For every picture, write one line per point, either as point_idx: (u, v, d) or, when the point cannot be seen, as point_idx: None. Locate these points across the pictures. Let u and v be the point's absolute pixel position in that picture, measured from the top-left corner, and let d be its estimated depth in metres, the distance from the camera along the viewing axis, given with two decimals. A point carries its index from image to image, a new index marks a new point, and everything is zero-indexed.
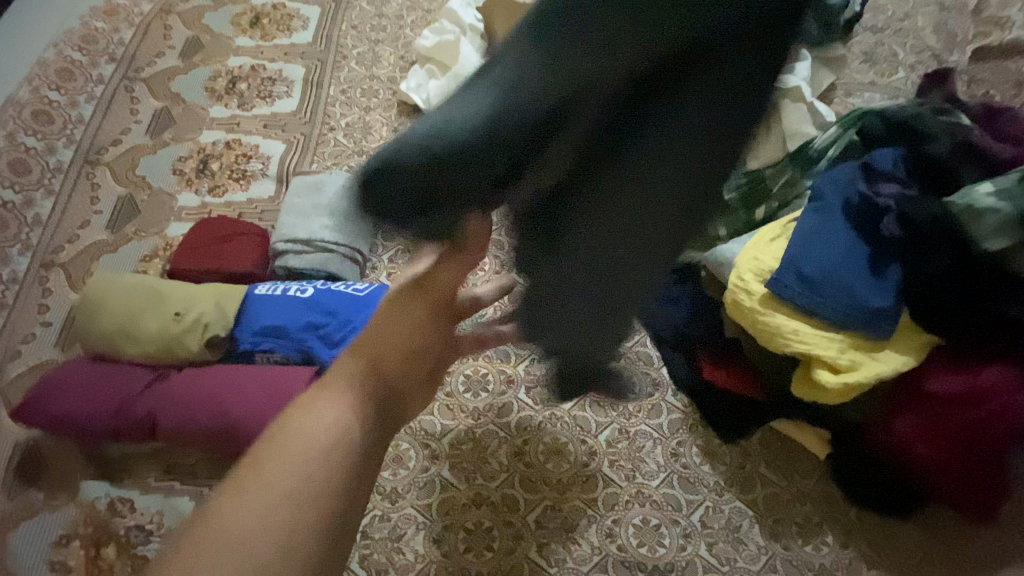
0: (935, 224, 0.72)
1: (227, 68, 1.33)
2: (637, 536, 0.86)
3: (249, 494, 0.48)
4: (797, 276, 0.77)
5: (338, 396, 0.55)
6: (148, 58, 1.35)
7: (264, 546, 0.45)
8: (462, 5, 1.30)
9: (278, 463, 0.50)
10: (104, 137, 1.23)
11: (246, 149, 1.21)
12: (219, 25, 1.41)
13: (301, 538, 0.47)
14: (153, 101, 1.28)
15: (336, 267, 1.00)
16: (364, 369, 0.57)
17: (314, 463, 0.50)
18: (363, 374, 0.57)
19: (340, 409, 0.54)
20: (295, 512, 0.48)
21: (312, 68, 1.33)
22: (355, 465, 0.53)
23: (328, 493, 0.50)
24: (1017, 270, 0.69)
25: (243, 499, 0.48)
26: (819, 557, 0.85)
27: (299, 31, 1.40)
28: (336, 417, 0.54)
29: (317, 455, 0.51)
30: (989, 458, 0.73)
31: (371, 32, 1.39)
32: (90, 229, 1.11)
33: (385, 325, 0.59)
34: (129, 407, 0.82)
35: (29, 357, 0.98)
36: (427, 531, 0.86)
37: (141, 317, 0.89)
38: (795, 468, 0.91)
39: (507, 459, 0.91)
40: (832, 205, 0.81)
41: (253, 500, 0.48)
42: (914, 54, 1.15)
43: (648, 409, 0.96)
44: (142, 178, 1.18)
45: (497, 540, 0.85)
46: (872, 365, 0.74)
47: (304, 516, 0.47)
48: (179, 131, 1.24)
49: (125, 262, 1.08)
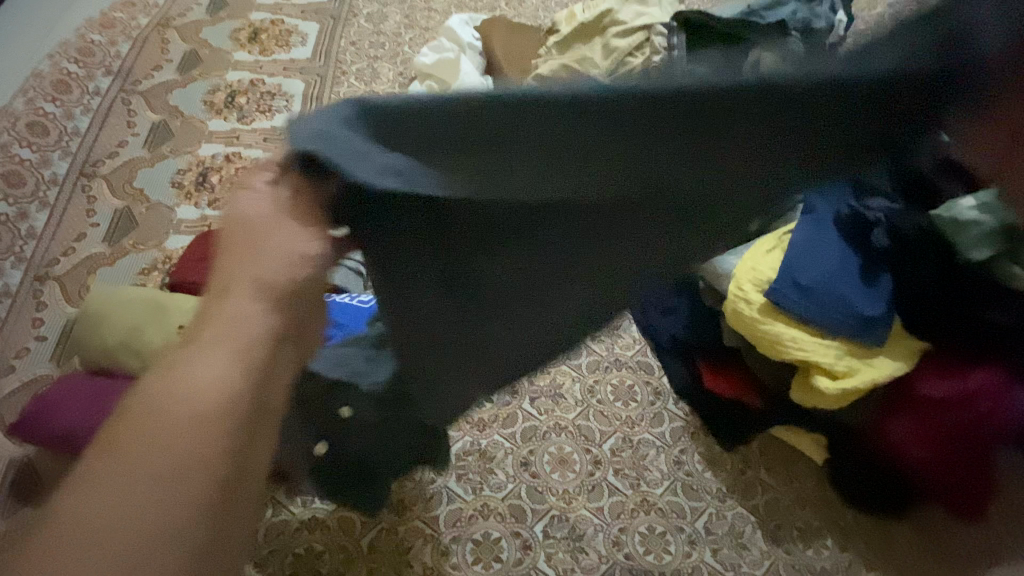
0: (921, 237, 0.77)
1: (225, 82, 1.34)
2: (643, 544, 0.87)
3: (104, 483, 0.38)
4: (794, 286, 0.80)
5: (219, 350, 0.42)
6: (145, 71, 1.35)
7: (123, 535, 0.36)
8: (461, 24, 1.33)
9: (139, 445, 0.39)
10: (100, 149, 1.22)
11: (246, 162, 1.21)
12: (218, 40, 1.42)
13: (169, 518, 0.37)
14: (150, 114, 1.28)
15: (341, 279, 1.00)
16: (258, 303, 0.44)
17: (186, 436, 0.39)
18: (256, 313, 0.44)
19: (218, 368, 0.41)
20: (172, 496, 0.38)
21: (311, 83, 1.34)
22: (251, 425, 0.41)
23: (221, 467, 0.39)
24: (1001, 279, 0.73)
25: (101, 488, 0.38)
26: (820, 560, 0.87)
27: (298, 46, 1.41)
28: (216, 376, 0.41)
29: (187, 427, 0.39)
30: (980, 459, 0.75)
31: (370, 48, 1.41)
32: (86, 242, 1.10)
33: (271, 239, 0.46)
34: None
35: (24, 372, 0.97)
36: (435, 543, 0.86)
37: (144, 330, 0.88)
38: (793, 474, 0.93)
39: (514, 470, 0.92)
40: (824, 216, 0.83)
41: (110, 490, 0.37)
42: None
43: (650, 418, 0.98)
44: (140, 190, 1.17)
45: (505, 551, 0.85)
46: (867, 371, 0.77)
47: (167, 500, 0.38)
48: (177, 143, 1.24)
49: (123, 275, 1.07)
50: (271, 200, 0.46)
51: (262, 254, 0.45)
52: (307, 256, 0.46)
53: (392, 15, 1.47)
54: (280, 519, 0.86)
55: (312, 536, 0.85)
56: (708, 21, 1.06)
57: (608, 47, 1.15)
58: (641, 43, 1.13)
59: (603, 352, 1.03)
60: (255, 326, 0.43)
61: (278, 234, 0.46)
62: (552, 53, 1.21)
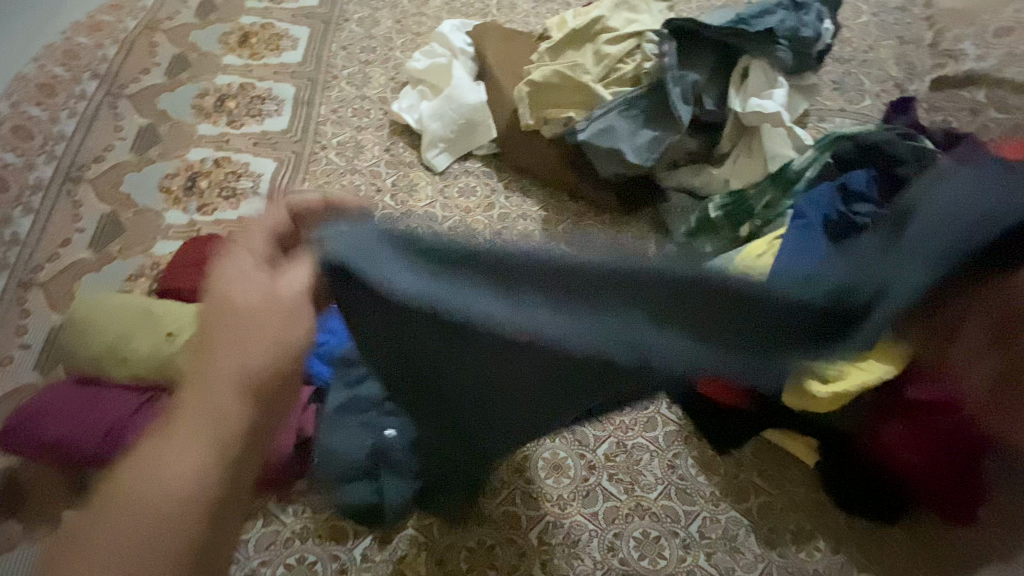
0: None
1: (215, 86, 1.33)
2: (638, 549, 0.87)
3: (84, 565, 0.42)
4: None
5: (200, 440, 0.48)
6: (133, 74, 1.33)
7: None
8: (453, 30, 1.33)
9: (120, 523, 0.44)
10: (86, 153, 1.21)
11: (236, 167, 1.20)
12: (207, 43, 1.40)
13: None
14: (138, 118, 1.26)
15: None
16: (237, 396, 0.49)
17: (152, 521, 0.45)
18: (236, 405, 0.49)
19: (178, 456, 0.47)
20: None
21: (302, 87, 1.34)
22: (222, 506, 0.48)
23: (196, 542, 0.46)
24: None
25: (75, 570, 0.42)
26: (813, 562, 0.88)
27: (288, 50, 1.40)
28: (195, 465, 0.47)
29: (168, 509, 0.46)
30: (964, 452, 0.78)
31: (361, 53, 1.40)
32: (71, 248, 1.09)
33: (250, 318, 0.50)
34: (120, 432, 0.80)
35: (7, 380, 0.95)
36: (430, 551, 0.85)
37: (133, 337, 0.87)
38: (786, 477, 0.94)
39: (508, 475, 0.91)
40: (814, 224, 0.87)
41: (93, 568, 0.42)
42: (878, 83, 1.23)
43: (644, 422, 0.98)
44: (127, 195, 1.16)
45: (500, 558, 0.85)
46: (859, 374, 0.78)
47: None
48: (166, 148, 1.23)
49: (109, 281, 1.05)
50: (260, 293, 0.52)
51: (242, 338, 0.50)
52: (292, 350, 0.51)
53: (384, 20, 1.47)
54: (272, 529, 0.85)
55: (305, 546, 0.84)
56: (700, 28, 1.06)
57: (599, 53, 1.15)
58: (632, 50, 1.14)
59: None
60: (214, 413, 0.48)
61: (258, 326, 0.50)
62: (544, 59, 1.20)
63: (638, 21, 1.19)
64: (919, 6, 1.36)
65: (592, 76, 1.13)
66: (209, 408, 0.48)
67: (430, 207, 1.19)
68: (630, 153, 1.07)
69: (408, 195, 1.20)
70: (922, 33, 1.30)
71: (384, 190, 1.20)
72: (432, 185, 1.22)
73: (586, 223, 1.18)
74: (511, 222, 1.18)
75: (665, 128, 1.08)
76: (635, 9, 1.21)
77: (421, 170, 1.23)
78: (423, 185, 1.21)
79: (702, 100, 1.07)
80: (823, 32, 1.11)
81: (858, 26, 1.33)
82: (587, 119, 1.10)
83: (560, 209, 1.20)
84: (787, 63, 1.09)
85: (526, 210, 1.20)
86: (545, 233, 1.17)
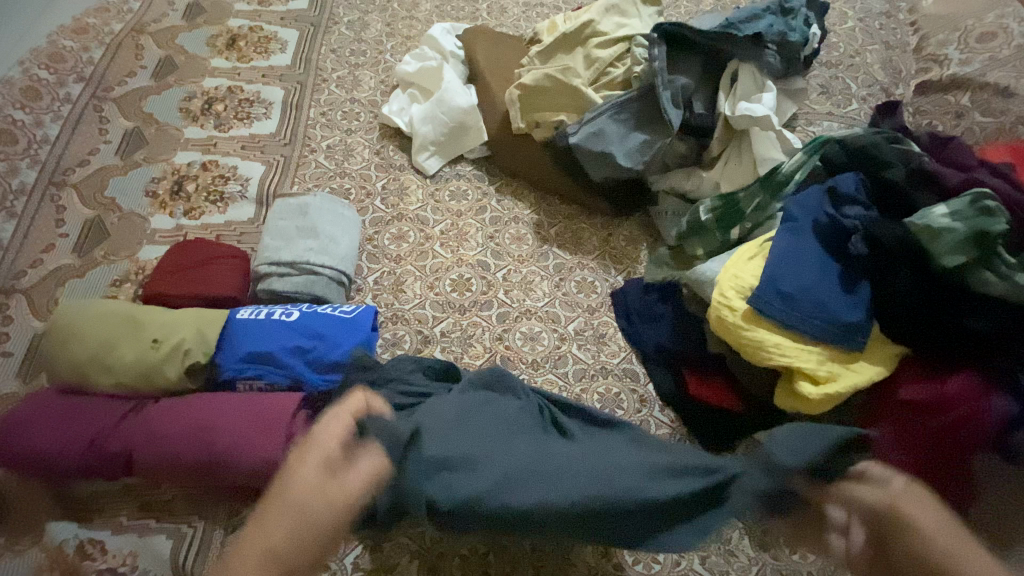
0: (900, 244, 0.79)
1: (202, 89, 1.31)
2: (632, 553, 0.87)
3: None
4: (776, 294, 0.82)
5: (259, 550, 0.62)
6: (119, 77, 1.32)
7: None
8: (443, 33, 1.33)
9: None
10: (70, 157, 1.19)
11: (224, 171, 1.19)
12: (194, 46, 1.39)
13: None
14: (124, 121, 1.25)
15: (322, 289, 0.98)
16: (288, 524, 0.63)
17: None
18: (285, 529, 0.63)
19: (241, 563, 0.61)
20: None
21: (291, 90, 1.32)
22: None
23: None
24: (974, 286, 0.75)
25: None
26: (806, 565, 0.88)
27: (277, 53, 1.39)
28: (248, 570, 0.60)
29: None
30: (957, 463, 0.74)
31: (351, 56, 1.40)
32: (54, 254, 1.06)
33: (317, 479, 0.67)
34: (103, 442, 0.79)
35: None
36: (421, 559, 0.83)
37: (116, 345, 0.85)
38: None
39: None
40: (804, 227, 0.87)
41: None
42: (865, 87, 1.24)
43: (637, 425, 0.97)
44: (112, 200, 1.14)
45: (492, 565, 0.84)
46: (848, 375, 0.79)
47: None
48: (152, 152, 1.21)
49: (93, 287, 1.03)
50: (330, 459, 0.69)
51: (308, 490, 0.66)
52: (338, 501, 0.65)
53: (374, 23, 1.46)
54: None
55: None
56: (689, 32, 1.07)
57: (590, 57, 1.16)
58: (621, 54, 1.15)
59: (589, 360, 1.02)
60: (280, 537, 0.63)
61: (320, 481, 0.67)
62: (534, 63, 1.20)
63: (627, 25, 1.19)
64: (904, 11, 1.38)
65: (582, 80, 1.13)
66: (273, 533, 0.63)
67: (421, 210, 1.18)
68: (622, 156, 1.07)
69: (398, 199, 1.19)
70: (906, 37, 1.32)
71: (374, 193, 1.19)
72: (423, 188, 1.21)
73: (577, 226, 1.18)
74: (503, 225, 1.17)
75: (655, 132, 1.08)
76: (625, 13, 1.22)
77: (411, 174, 1.23)
78: (413, 189, 1.21)
79: (691, 104, 1.07)
80: (810, 36, 1.12)
81: (844, 31, 1.35)
82: (578, 123, 1.10)
83: (551, 212, 1.20)
84: (775, 68, 1.09)
85: (517, 213, 1.19)
86: (537, 236, 1.16)
